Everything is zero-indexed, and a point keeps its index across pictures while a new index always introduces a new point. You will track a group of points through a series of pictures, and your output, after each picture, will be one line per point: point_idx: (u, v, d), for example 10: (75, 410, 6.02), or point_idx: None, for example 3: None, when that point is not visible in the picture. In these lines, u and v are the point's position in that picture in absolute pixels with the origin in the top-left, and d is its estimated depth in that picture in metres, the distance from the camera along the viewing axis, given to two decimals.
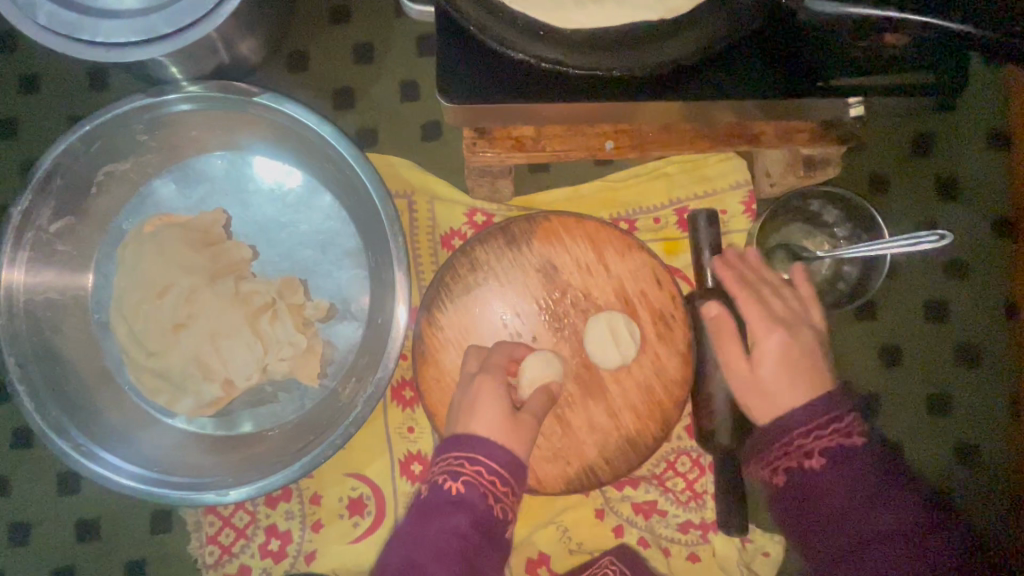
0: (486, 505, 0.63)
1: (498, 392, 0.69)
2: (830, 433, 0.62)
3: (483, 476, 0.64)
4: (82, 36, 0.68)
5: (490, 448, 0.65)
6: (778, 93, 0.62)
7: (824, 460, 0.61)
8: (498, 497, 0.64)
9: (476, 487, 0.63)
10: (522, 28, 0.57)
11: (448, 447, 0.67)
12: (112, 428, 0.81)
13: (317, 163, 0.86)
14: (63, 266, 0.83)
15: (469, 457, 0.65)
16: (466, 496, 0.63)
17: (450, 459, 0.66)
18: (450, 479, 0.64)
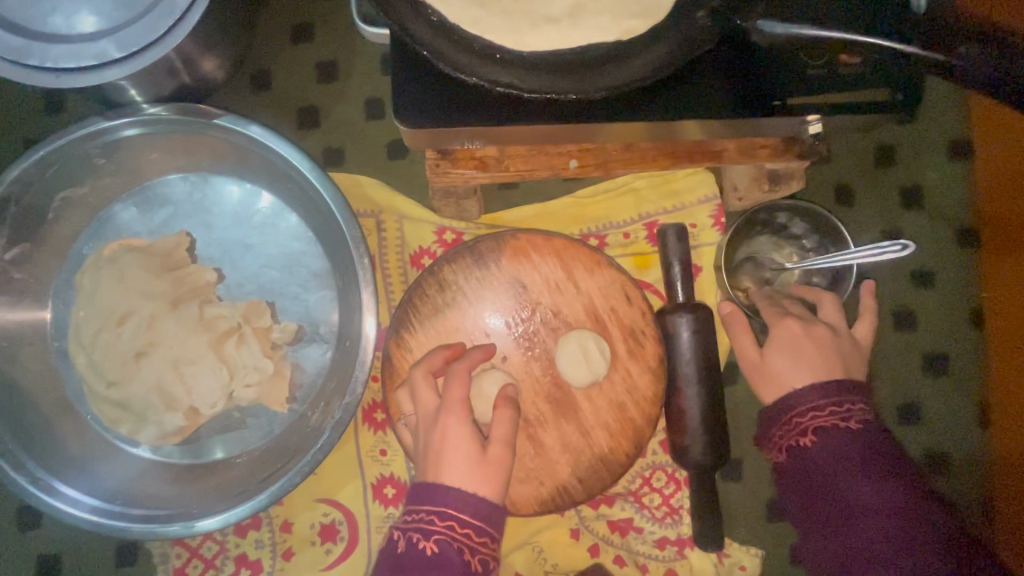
0: (462, 560, 0.61)
1: (462, 434, 0.65)
2: (828, 415, 0.70)
3: (457, 529, 0.62)
4: (30, 63, 0.66)
5: (461, 500, 0.62)
6: (735, 113, 0.62)
7: (813, 438, 0.69)
8: (475, 549, 0.62)
9: (451, 543, 0.61)
10: (476, 53, 0.57)
11: (417, 501, 0.64)
12: (73, 461, 0.79)
13: (281, 183, 0.85)
14: (19, 295, 0.81)
15: (440, 513, 0.62)
16: (441, 556, 0.60)
17: (421, 514, 0.63)
18: (424, 537, 0.62)
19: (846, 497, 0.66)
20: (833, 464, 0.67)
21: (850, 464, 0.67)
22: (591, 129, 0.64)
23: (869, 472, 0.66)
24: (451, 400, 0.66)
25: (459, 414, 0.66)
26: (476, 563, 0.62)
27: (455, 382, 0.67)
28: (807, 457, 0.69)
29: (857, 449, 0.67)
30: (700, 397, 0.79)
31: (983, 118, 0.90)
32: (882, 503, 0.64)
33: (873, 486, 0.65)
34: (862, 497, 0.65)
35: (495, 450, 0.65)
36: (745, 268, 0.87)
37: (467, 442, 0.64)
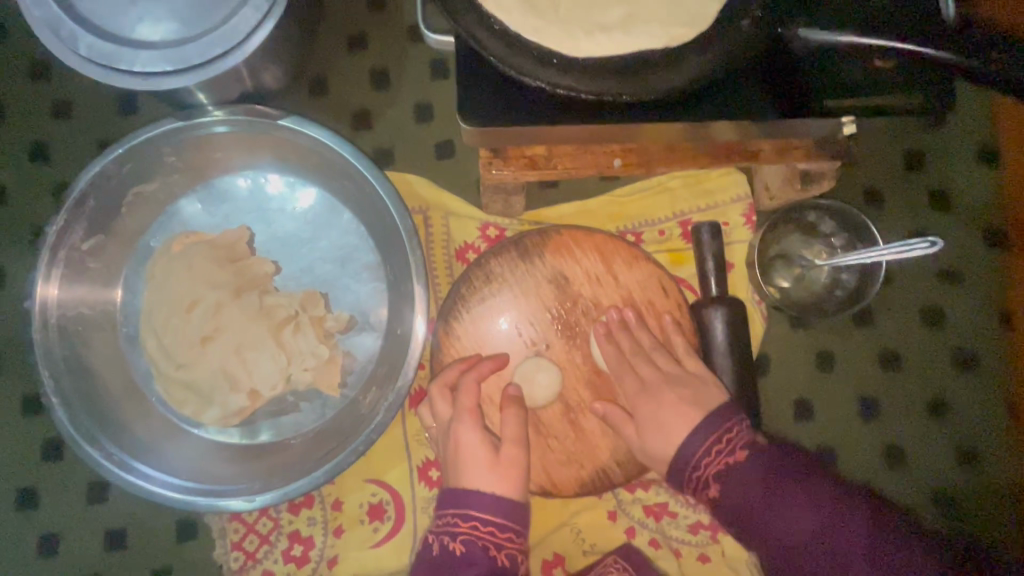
0: (489, 556, 0.65)
1: (475, 441, 0.72)
2: (715, 456, 0.69)
3: (481, 528, 0.67)
4: (120, 67, 0.73)
5: (482, 501, 0.68)
6: (770, 116, 0.66)
7: (717, 486, 0.68)
8: (500, 544, 0.66)
9: (476, 542, 0.66)
10: (536, 58, 0.62)
11: (444, 505, 0.70)
12: (140, 439, 0.84)
13: (337, 181, 0.91)
14: (94, 282, 0.87)
15: (463, 514, 0.68)
16: (467, 553, 0.65)
17: (446, 517, 0.68)
18: (450, 539, 0.67)
19: (768, 532, 0.65)
20: (749, 503, 0.66)
21: (763, 490, 0.66)
22: (638, 131, 0.69)
23: (786, 490, 0.65)
24: (462, 408, 0.74)
25: (467, 422, 0.73)
26: (503, 558, 0.66)
27: (465, 391, 0.75)
28: (723, 506, 0.67)
29: (754, 479, 0.66)
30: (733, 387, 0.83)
31: (1007, 124, 0.94)
32: (813, 522, 0.63)
33: (798, 505, 0.64)
34: (793, 524, 0.64)
35: (510, 450, 0.72)
36: (777, 264, 0.91)
37: (481, 446, 0.71)
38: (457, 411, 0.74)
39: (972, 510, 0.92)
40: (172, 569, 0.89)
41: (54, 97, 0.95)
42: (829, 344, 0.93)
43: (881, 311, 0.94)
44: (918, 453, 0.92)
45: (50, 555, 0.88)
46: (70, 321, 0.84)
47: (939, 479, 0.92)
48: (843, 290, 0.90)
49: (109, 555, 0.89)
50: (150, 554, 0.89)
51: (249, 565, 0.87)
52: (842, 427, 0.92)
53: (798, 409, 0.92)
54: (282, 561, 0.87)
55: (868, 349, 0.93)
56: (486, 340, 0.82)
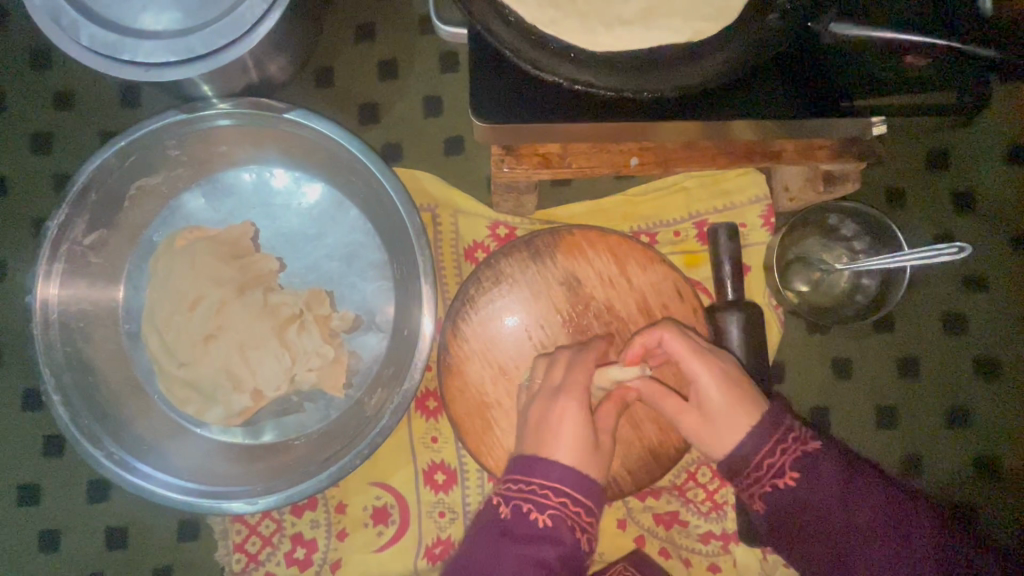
0: (575, 537, 0.61)
1: (577, 421, 0.65)
2: (788, 445, 0.66)
3: (568, 507, 0.62)
4: (122, 57, 0.70)
5: (574, 478, 0.63)
6: (795, 113, 0.64)
7: (793, 475, 0.64)
8: (584, 527, 0.62)
9: (563, 519, 0.62)
10: (553, 51, 0.59)
11: (524, 475, 0.64)
12: (142, 438, 0.83)
13: (344, 177, 0.88)
14: (95, 278, 0.85)
15: (553, 488, 0.63)
16: (555, 530, 0.61)
17: (530, 486, 0.63)
18: (536, 509, 0.62)
19: (839, 527, 0.63)
20: (822, 496, 0.63)
21: (839, 482, 0.64)
22: (656, 129, 0.66)
23: (859, 487, 0.64)
24: (568, 385, 0.67)
25: (576, 399, 0.66)
26: (585, 542, 0.62)
27: (577, 368, 0.68)
28: (788, 498, 0.64)
29: (832, 470, 0.65)
30: None
31: None
32: (883, 520, 0.62)
33: (869, 501, 0.63)
34: (860, 519, 0.63)
35: (602, 440, 0.68)
36: (794, 267, 0.88)
37: (583, 430, 0.65)
38: (564, 387, 0.67)
39: (992, 522, 0.89)
40: (174, 569, 0.88)
41: (57, 88, 0.93)
42: (848, 350, 0.90)
43: (902, 317, 0.91)
44: (937, 463, 0.89)
45: (50, 553, 0.87)
46: (72, 317, 0.83)
47: (958, 490, 0.89)
48: (864, 295, 0.87)
49: (110, 554, 0.88)
50: (151, 554, 0.88)
51: (251, 567, 0.85)
52: (860, 435, 0.89)
53: (815, 416, 0.89)
54: (284, 563, 0.85)
55: (887, 355, 0.90)
56: (494, 342, 0.80)
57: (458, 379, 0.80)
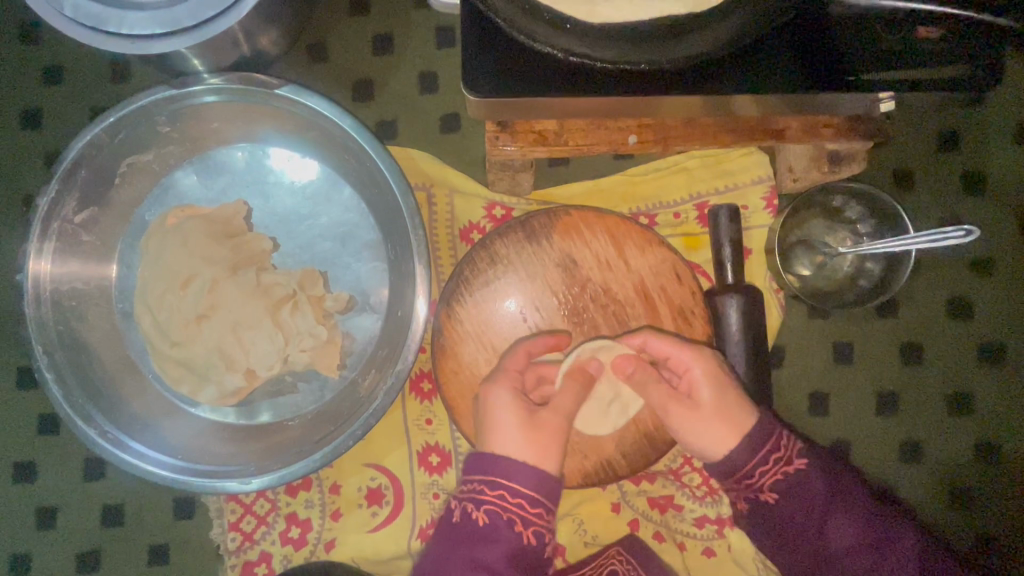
0: (514, 532, 0.62)
1: (506, 401, 0.66)
2: (773, 465, 0.67)
3: (508, 499, 0.62)
4: (107, 29, 0.68)
5: (513, 470, 0.62)
6: (800, 87, 0.61)
7: (777, 494, 0.67)
8: (527, 520, 0.62)
9: (500, 514, 0.62)
10: (549, 21, 0.57)
11: (470, 471, 0.65)
12: (136, 417, 0.83)
13: (337, 155, 0.87)
14: (87, 257, 0.84)
15: (490, 482, 0.63)
16: (492, 528, 0.62)
17: (473, 484, 0.64)
18: (475, 507, 0.63)
19: (813, 539, 0.68)
20: (800, 515, 0.67)
21: (818, 503, 0.68)
22: (653, 104, 0.64)
23: (835, 505, 0.68)
24: (504, 370, 0.70)
25: (505, 383, 0.68)
26: (528, 535, 0.62)
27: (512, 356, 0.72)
28: (768, 512, 0.68)
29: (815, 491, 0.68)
30: (745, 379, 0.79)
31: None
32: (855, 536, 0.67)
33: (843, 518, 0.68)
34: (837, 538, 0.67)
35: (548, 417, 0.66)
36: (796, 251, 0.87)
37: (515, 407, 0.66)
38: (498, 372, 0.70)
39: (992, 511, 0.88)
40: (171, 546, 0.88)
41: (46, 61, 0.91)
42: (850, 335, 0.89)
43: (906, 303, 0.89)
44: (937, 449, 0.88)
45: (48, 529, 0.88)
46: (64, 295, 0.82)
47: (959, 478, 0.88)
48: (867, 280, 0.85)
49: (107, 531, 0.88)
50: (148, 532, 0.88)
51: (247, 546, 0.86)
52: (860, 421, 0.88)
53: (813, 401, 0.88)
54: (279, 542, 0.85)
55: (889, 342, 0.89)
56: (489, 323, 0.79)
57: (452, 360, 0.79)
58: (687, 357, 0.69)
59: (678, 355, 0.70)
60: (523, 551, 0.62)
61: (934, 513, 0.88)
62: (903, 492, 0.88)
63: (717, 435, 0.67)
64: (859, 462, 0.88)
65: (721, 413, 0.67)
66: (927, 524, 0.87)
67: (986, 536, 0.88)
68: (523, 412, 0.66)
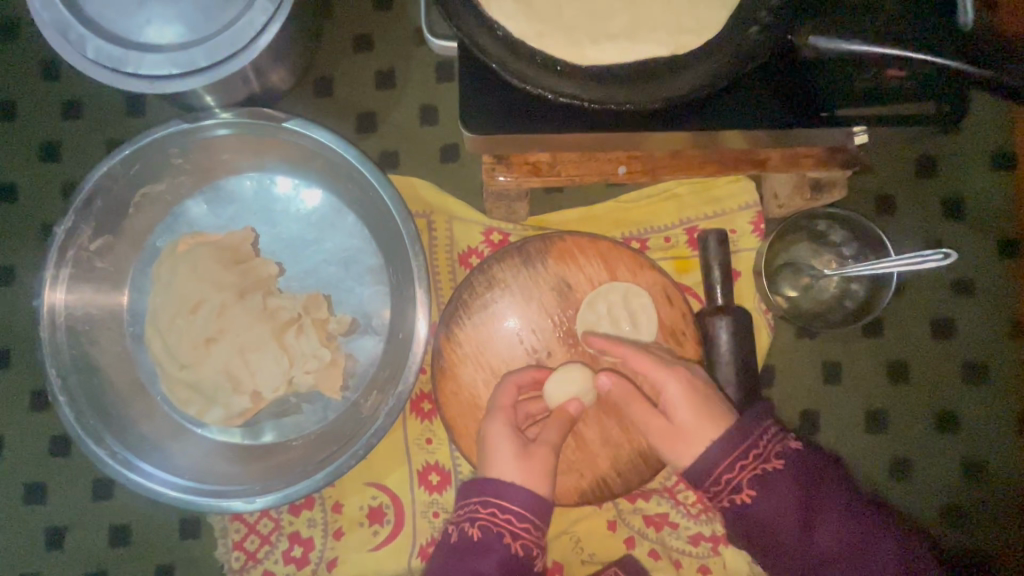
0: (504, 544, 0.64)
1: (503, 433, 0.70)
2: (751, 461, 0.65)
3: (502, 517, 0.65)
4: (127, 70, 0.72)
5: (506, 488, 0.66)
6: (778, 123, 0.65)
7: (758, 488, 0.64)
8: (517, 534, 0.65)
9: (493, 528, 0.65)
10: (540, 65, 0.61)
11: (466, 494, 0.68)
12: (145, 439, 0.85)
13: (342, 185, 0.91)
14: (100, 283, 0.88)
15: (484, 500, 0.66)
16: (483, 540, 0.64)
17: (468, 503, 0.67)
18: (470, 523, 0.66)
19: (796, 542, 0.64)
20: (781, 515, 0.63)
21: (800, 497, 0.64)
22: (638, 137, 0.67)
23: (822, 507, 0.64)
24: (500, 405, 0.74)
25: (500, 415, 0.73)
26: (518, 548, 0.64)
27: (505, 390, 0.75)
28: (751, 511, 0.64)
29: (789, 485, 0.64)
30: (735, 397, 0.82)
31: None
32: (840, 536, 0.63)
33: (822, 516, 0.64)
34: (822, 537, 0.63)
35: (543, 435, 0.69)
36: (784, 273, 0.89)
37: (509, 438, 0.70)
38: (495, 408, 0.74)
39: (984, 528, 0.90)
40: (176, 566, 0.90)
41: (65, 97, 0.96)
42: (838, 355, 0.91)
43: (892, 323, 0.92)
44: (928, 466, 0.90)
45: (56, 550, 0.90)
46: (78, 320, 0.85)
47: (949, 496, 0.90)
48: (852, 300, 0.88)
49: (114, 551, 0.90)
50: (154, 551, 0.90)
51: (250, 565, 0.87)
52: (850, 439, 0.90)
53: (804, 420, 0.90)
54: (282, 561, 0.87)
55: (876, 361, 0.91)
56: (487, 345, 0.82)
57: (451, 381, 0.81)
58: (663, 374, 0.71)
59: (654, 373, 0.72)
60: (515, 564, 0.64)
61: (927, 530, 0.89)
62: (896, 509, 0.89)
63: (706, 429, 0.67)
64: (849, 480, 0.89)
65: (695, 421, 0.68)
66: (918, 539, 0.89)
67: (978, 553, 0.89)
68: (516, 444, 0.69)
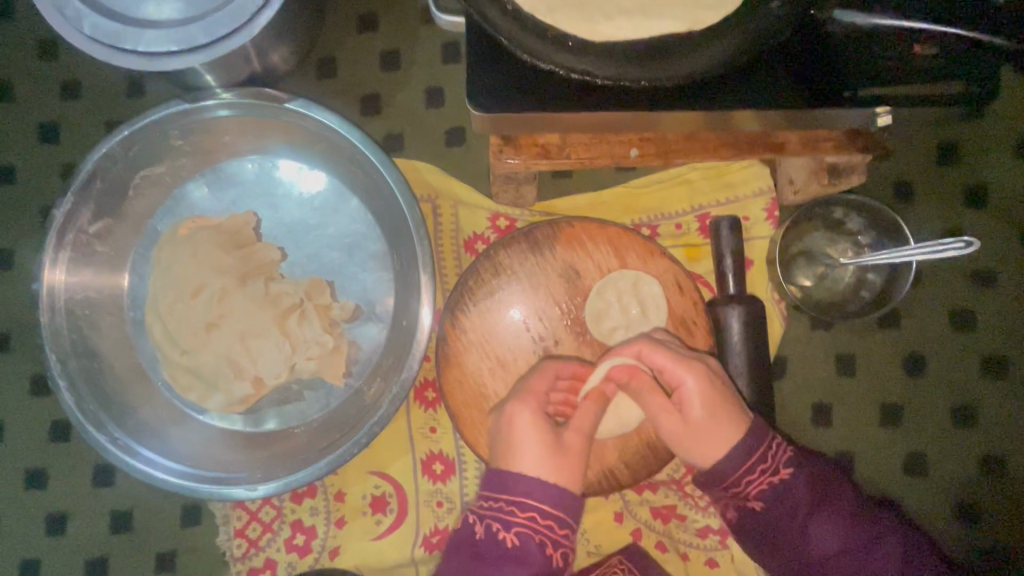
0: (544, 554, 0.63)
1: (524, 421, 0.67)
2: (760, 475, 0.68)
3: (539, 521, 0.63)
4: (125, 47, 0.70)
5: (542, 491, 0.64)
6: (798, 103, 0.62)
7: (762, 502, 0.68)
8: (556, 542, 0.63)
9: (532, 535, 0.63)
10: (551, 41, 0.59)
11: (494, 491, 0.66)
12: (146, 425, 0.84)
13: (345, 168, 0.89)
14: (100, 266, 0.86)
15: (520, 503, 0.64)
16: (522, 550, 0.62)
17: (500, 504, 0.65)
18: (504, 528, 0.64)
19: (798, 545, 0.70)
20: (785, 523, 0.69)
21: (804, 508, 0.69)
22: (655, 118, 0.65)
23: (821, 515, 0.69)
24: (511, 385, 0.71)
25: (521, 401, 0.69)
26: (557, 556, 0.63)
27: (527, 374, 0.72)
28: (756, 518, 0.69)
29: (796, 501, 0.69)
30: (747, 389, 0.80)
31: None
32: (835, 540, 0.69)
33: (822, 524, 0.69)
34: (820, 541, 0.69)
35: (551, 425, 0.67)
36: (799, 262, 0.88)
37: (521, 423, 0.67)
38: (525, 391, 0.71)
39: (998, 523, 0.88)
40: (177, 553, 0.89)
41: (63, 77, 0.94)
42: (852, 346, 0.89)
43: (908, 314, 0.89)
44: (942, 460, 0.88)
45: (58, 535, 0.89)
46: (78, 304, 0.84)
47: (963, 491, 0.88)
48: (868, 291, 0.86)
49: (116, 537, 0.89)
50: (155, 537, 0.89)
51: (252, 553, 0.86)
52: (864, 433, 0.88)
53: (817, 413, 0.88)
54: (284, 549, 0.86)
55: (891, 353, 0.89)
56: (493, 333, 0.80)
57: (456, 369, 0.80)
58: (683, 371, 0.68)
59: (673, 370, 0.68)
60: (550, 573, 0.63)
61: (940, 526, 0.87)
62: (908, 503, 0.87)
63: (730, 430, 0.68)
64: (861, 474, 0.88)
65: (716, 418, 0.67)
66: (931, 535, 0.87)
67: (992, 548, 0.87)
68: (548, 435, 0.66)
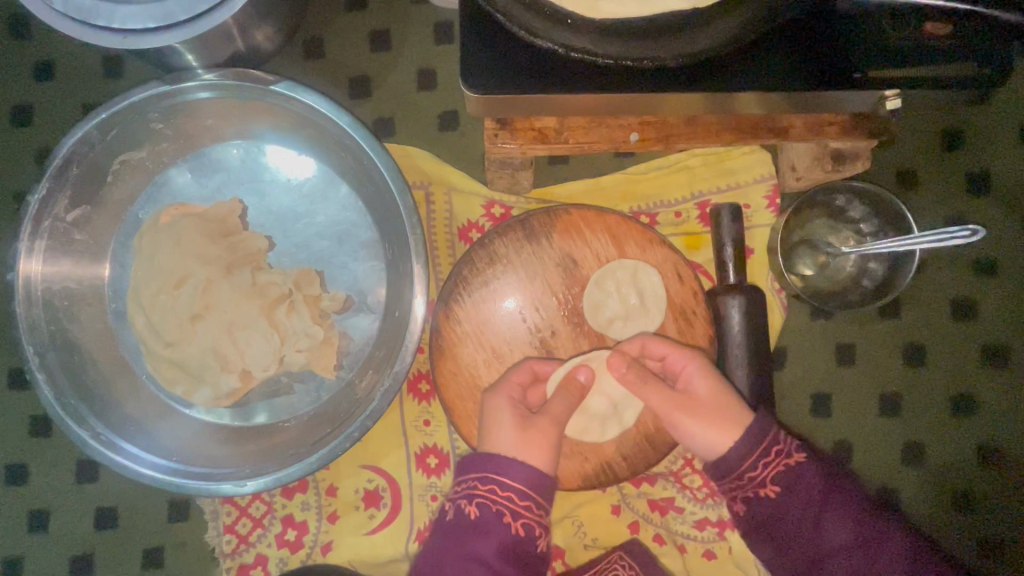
0: (503, 524, 0.62)
1: None
2: (774, 458, 0.67)
3: (498, 493, 0.63)
4: (97, 22, 0.66)
5: (501, 464, 0.63)
6: (802, 86, 0.60)
7: (776, 488, 0.66)
8: (517, 513, 0.62)
9: (491, 507, 0.63)
10: (549, 17, 0.55)
11: (464, 468, 0.66)
12: (129, 419, 0.82)
13: (334, 153, 0.86)
14: (79, 255, 0.83)
15: (481, 477, 0.64)
16: (481, 520, 0.62)
17: (464, 478, 0.65)
18: (466, 500, 0.64)
19: (812, 537, 0.66)
20: (801, 510, 0.66)
21: (818, 498, 0.66)
22: (655, 102, 0.63)
23: (838, 504, 0.67)
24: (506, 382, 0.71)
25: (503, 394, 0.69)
26: (519, 528, 0.62)
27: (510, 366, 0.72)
28: (771, 509, 0.66)
29: (813, 489, 0.66)
30: (747, 380, 0.78)
31: None
32: (853, 532, 0.66)
33: (840, 516, 0.66)
34: (838, 534, 0.66)
35: None
36: (800, 250, 0.86)
37: None
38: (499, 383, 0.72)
39: (994, 513, 0.87)
40: (165, 549, 0.87)
41: (37, 57, 0.90)
42: (852, 337, 0.88)
43: (909, 304, 0.88)
44: (941, 451, 0.87)
45: (41, 532, 0.87)
46: (56, 295, 0.81)
47: (961, 480, 0.87)
48: (870, 280, 0.85)
49: (100, 534, 0.87)
50: (142, 533, 0.87)
51: (242, 549, 0.84)
52: (863, 425, 0.87)
53: (815, 404, 0.87)
54: (275, 545, 0.84)
55: (891, 343, 0.88)
56: (488, 324, 0.78)
57: (450, 361, 0.77)
58: (683, 357, 0.71)
59: (673, 356, 0.72)
60: (516, 545, 0.62)
61: (937, 516, 0.87)
62: (906, 494, 0.87)
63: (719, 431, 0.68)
64: (859, 465, 0.87)
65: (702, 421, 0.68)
66: (928, 525, 0.87)
67: (988, 537, 0.87)
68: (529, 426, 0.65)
